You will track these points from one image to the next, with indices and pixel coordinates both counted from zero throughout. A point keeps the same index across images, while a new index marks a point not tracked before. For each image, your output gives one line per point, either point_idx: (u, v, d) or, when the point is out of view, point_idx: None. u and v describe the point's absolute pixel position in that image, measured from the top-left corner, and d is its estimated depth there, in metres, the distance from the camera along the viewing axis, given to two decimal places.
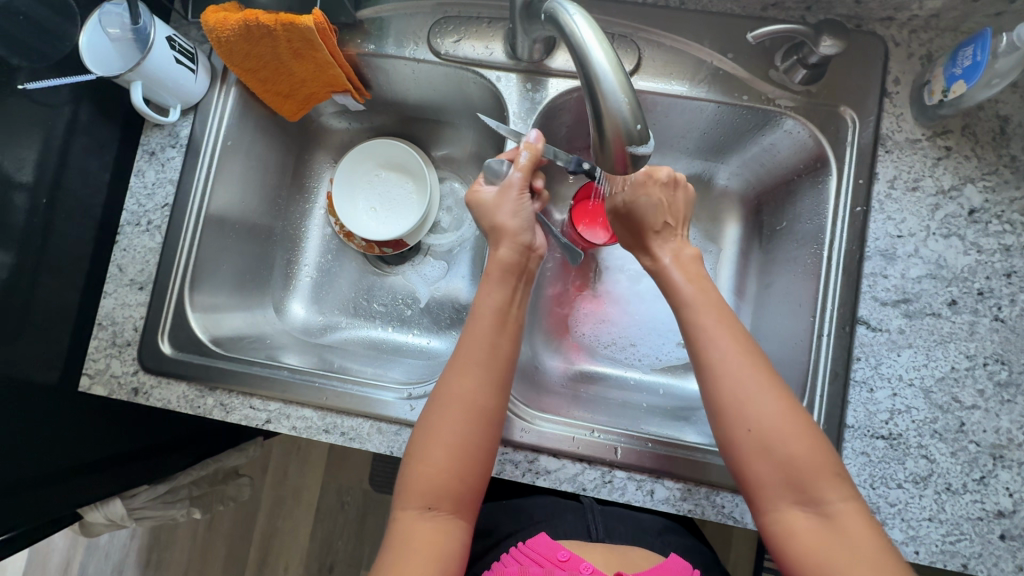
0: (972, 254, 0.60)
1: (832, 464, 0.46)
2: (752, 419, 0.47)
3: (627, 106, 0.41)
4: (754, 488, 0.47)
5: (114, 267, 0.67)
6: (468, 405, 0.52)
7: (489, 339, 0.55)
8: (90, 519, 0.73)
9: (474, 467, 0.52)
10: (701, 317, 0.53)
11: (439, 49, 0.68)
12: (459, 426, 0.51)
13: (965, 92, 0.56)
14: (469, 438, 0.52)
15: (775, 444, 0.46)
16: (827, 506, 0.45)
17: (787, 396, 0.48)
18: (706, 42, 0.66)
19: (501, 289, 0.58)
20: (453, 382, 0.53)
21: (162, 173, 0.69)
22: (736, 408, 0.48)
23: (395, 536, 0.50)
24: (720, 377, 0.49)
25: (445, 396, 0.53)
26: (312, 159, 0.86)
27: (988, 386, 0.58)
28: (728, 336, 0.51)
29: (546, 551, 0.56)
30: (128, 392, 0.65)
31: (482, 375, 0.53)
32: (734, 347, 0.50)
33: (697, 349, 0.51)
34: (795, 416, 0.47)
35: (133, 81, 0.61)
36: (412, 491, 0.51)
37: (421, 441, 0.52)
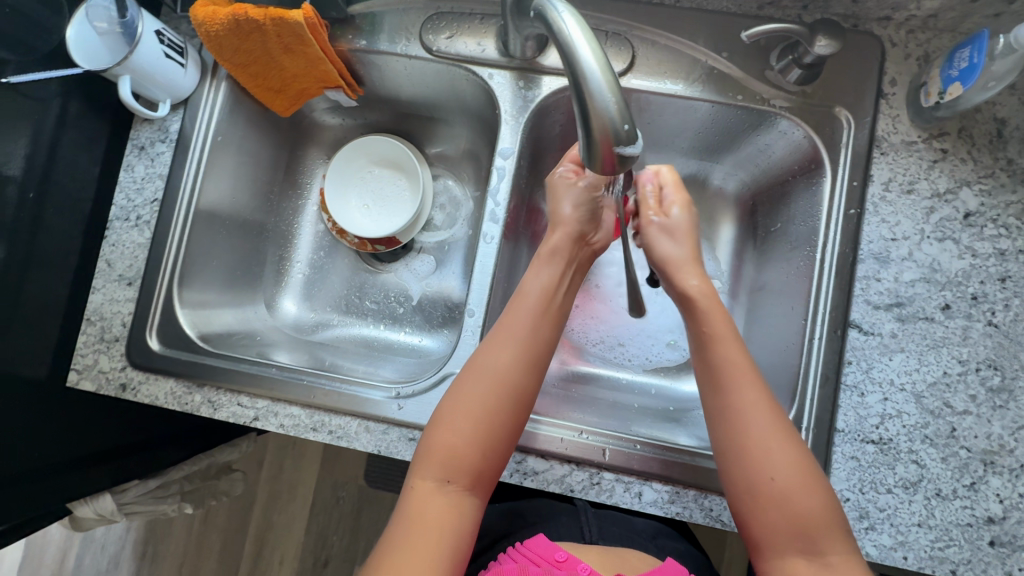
0: (967, 258, 0.59)
1: (840, 523, 0.48)
2: (775, 468, 0.49)
3: (613, 105, 0.41)
4: (760, 536, 0.49)
5: (103, 262, 0.67)
6: (505, 379, 0.54)
7: (535, 315, 0.58)
8: (80, 513, 0.74)
9: (496, 449, 0.52)
10: (732, 364, 0.53)
11: (432, 45, 0.68)
12: (492, 407, 0.53)
13: (961, 94, 0.55)
14: (503, 417, 0.53)
15: (793, 493, 0.48)
16: (831, 559, 0.47)
17: (805, 454, 0.50)
18: (702, 40, 0.65)
19: (547, 271, 0.61)
20: (487, 361, 0.55)
21: (151, 168, 0.69)
22: (755, 457, 0.49)
23: (406, 507, 0.50)
24: (744, 426, 0.51)
25: (479, 369, 0.54)
26: (305, 155, 0.85)
27: (980, 392, 0.58)
28: (755, 390, 0.52)
29: (543, 551, 0.54)
30: (116, 388, 0.65)
31: (519, 357, 0.55)
32: (759, 401, 0.51)
33: (726, 394, 0.52)
34: (811, 471, 0.49)
35: (121, 74, 0.60)
36: (431, 464, 0.51)
37: (446, 412, 0.53)
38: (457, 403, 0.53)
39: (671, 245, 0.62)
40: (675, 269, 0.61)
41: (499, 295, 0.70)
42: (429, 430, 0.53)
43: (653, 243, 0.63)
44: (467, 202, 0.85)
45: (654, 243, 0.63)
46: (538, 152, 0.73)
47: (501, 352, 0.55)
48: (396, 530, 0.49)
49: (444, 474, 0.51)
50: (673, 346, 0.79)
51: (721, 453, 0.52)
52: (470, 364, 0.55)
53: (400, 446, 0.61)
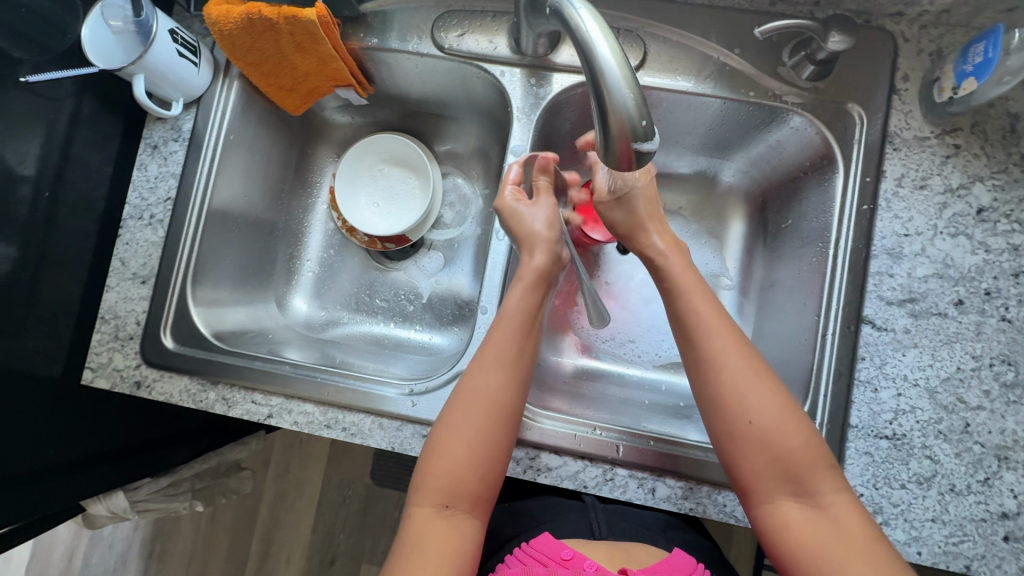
0: (980, 254, 0.59)
1: (825, 457, 0.49)
2: (750, 412, 0.49)
3: (632, 101, 0.41)
4: (750, 480, 0.49)
5: (118, 261, 0.68)
6: (493, 396, 0.54)
7: (518, 338, 0.57)
8: (93, 511, 0.74)
9: (491, 465, 0.53)
10: (698, 311, 0.54)
11: (443, 43, 0.68)
12: (485, 427, 0.53)
13: (975, 89, 0.55)
14: (496, 435, 0.53)
15: (772, 435, 0.48)
16: (821, 497, 0.47)
17: (783, 393, 0.50)
18: (714, 37, 0.65)
19: (533, 295, 0.60)
20: (476, 382, 0.55)
21: (164, 167, 0.69)
22: (732, 403, 0.50)
23: (409, 532, 0.50)
24: (719, 374, 0.51)
25: (469, 393, 0.54)
26: (315, 153, 0.85)
27: (994, 387, 0.58)
28: (726, 337, 0.52)
29: (549, 551, 0.55)
30: (130, 385, 0.65)
31: (507, 376, 0.55)
32: (731, 347, 0.51)
33: (695, 343, 0.53)
34: (789, 411, 0.49)
35: (136, 73, 0.61)
36: (431, 487, 0.52)
37: (442, 433, 0.53)
38: (450, 426, 0.53)
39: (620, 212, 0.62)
40: (634, 227, 0.62)
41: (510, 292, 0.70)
42: (424, 458, 0.53)
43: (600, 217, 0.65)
44: (476, 200, 0.85)
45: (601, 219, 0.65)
46: (548, 149, 0.73)
47: (488, 371, 0.55)
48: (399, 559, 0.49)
49: (444, 499, 0.51)
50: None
51: (700, 400, 0.52)
52: (461, 388, 0.55)
53: (414, 443, 0.61)
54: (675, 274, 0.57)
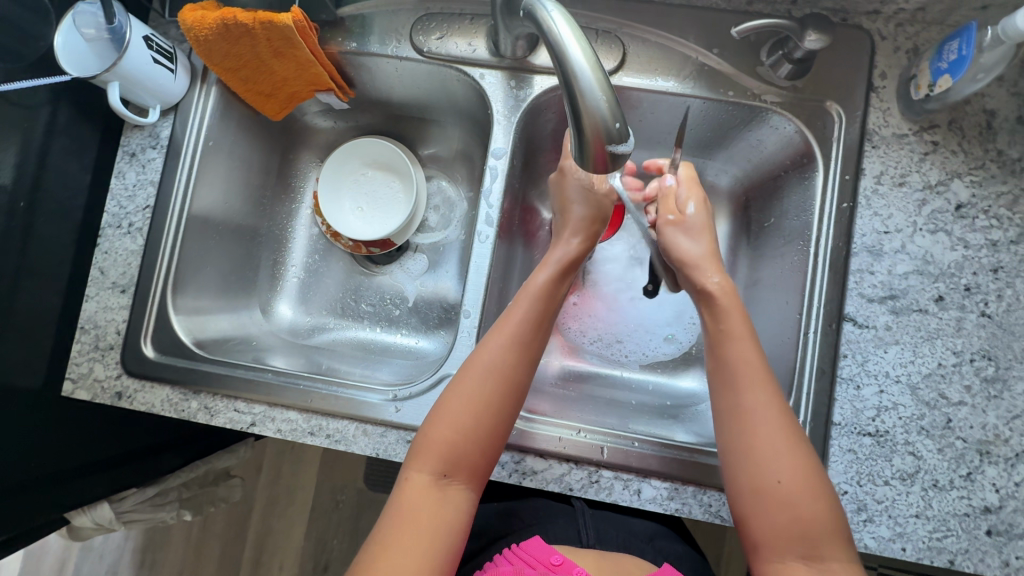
0: (959, 250, 0.60)
1: (841, 529, 0.48)
2: (783, 471, 0.48)
3: (604, 103, 0.41)
4: (763, 538, 0.48)
5: (96, 270, 0.67)
6: (502, 371, 0.54)
7: (533, 314, 0.58)
8: (78, 523, 0.73)
9: (494, 437, 0.53)
10: (744, 366, 0.53)
11: (422, 46, 0.68)
12: (491, 399, 0.53)
13: (951, 87, 0.56)
14: (498, 432, 0.53)
15: (799, 499, 0.48)
16: (830, 564, 0.47)
17: (811, 460, 0.49)
18: (692, 37, 0.65)
19: (557, 277, 0.61)
20: (487, 359, 0.55)
21: (142, 174, 0.68)
22: (765, 460, 0.49)
23: (399, 501, 0.51)
24: (755, 436, 0.50)
25: (479, 364, 0.55)
26: (298, 158, 0.85)
27: (974, 382, 0.58)
28: (767, 393, 0.51)
29: (539, 554, 0.55)
30: (111, 396, 0.64)
31: (517, 352, 0.55)
32: (771, 407, 0.51)
33: (737, 398, 0.52)
34: (817, 478, 0.49)
35: (110, 80, 0.60)
36: (428, 457, 0.52)
37: (444, 405, 0.54)
38: (457, 393, 0.54)
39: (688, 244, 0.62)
40: (696, 266, 0.61)
41: (495, 294, 0.70)
42: (426, 424, 0.54)
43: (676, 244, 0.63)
44: (461, 203, 0.85)
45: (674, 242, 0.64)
46: (531, 151, 0.73)
47: (500, 346, 0.55)
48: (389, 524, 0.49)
49: (441, 470, 0.52)
50: (671, 340, 0.79)
51: (729, 453, 0.51)
52: (474, 355, 0.56)
53: (399, 449, 0.61)
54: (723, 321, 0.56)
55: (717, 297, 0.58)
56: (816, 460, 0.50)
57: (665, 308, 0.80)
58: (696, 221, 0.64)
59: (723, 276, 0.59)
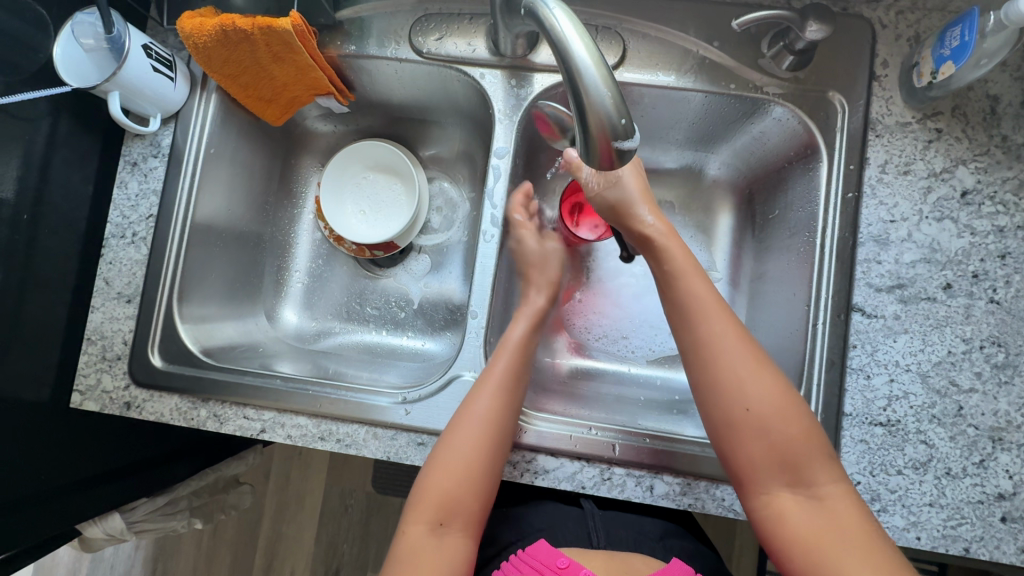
0: (966, 237, 0.59)
1: (825, 451, 0.49)
2: (750, 398, 0.49)
3: (609, 100, 0.41)
4: (748, 470, 0.50)
5: (101, 281, 0.67)
6: (489, 424, 0.56)
7: (515, 365, 0.60)
8: (90, 534, 0.73)
9: (483, 486, 0.55)
10: (698, 295, 0.54)
11: (421, 47, 0.67)
12: (478, 447, 0.55)
13: (954, 73, 0.55)
14: (488, 483, 0.55)
15: (771, 422, 0.49)
16: (819, 489, 0.48)
17: (783, 382, 0.50)
18: (692, 30, 0.65)
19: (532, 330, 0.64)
20: (472, 414, 0.56)
21: (145, 184, 0.68)
22: (729, 390, 0.50)
23: (399, 554, 0.52)
24: (717, 364, 0.51)
25: (468, 416, 0.56)
26: (299, 163, 0.85)
27: (985, 368, 0.58)
28: (723, 320, 0.53)
29: (546, 558, 0.57)
30: (120, 406, 0.64)
31: (503, 401, 0.57)
32: (730, 332, 0.52)
33: (696, 328, 0.53)
34: (789, 399, 0.50)
35: (110, 90, 0.60)
36: (426, 508, 0.53)
37: (439, 454, 0.56)
38: (447, 448, 0.55)
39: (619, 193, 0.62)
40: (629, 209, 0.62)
41: (501, 294, 0.69)
42: (422, 475, 0.55)
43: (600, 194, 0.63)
44: (463, 204, 0.85)
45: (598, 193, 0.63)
46: (532, 149, 0.73)
47: (486, 399, 0.57)
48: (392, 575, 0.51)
49: (438, 518, 0.53)
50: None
51: (698, 388, 0.52)
52: (462, 410, 0.57)
53: (410, 452, 0.61)
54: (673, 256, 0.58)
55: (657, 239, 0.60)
56: (783, 377, 0.51)
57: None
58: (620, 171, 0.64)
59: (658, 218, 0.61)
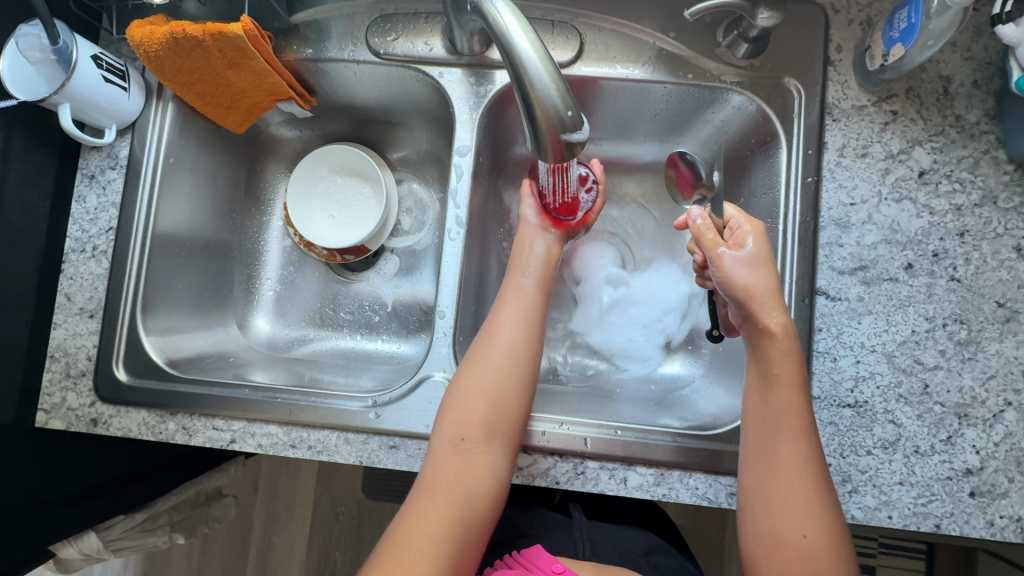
0: (925, 217, 0.60)
1: None
2: (807, 525, 0.48)
3: (555, 93, 0.41)
4: None
5: (63, 296, 0.66)
6: (513, 343, 0.59)
7: (531, 287, 0.64)
8: (64, 555, 0.72)
9: (508, 410, 0.57)
10: (782, 410, 0.52)
11: (379, 48, 0.67)
12: (503, 362, 0.58)
13: (904, 55, 0.56)
14: (508, 409, 0.57)
15: (822, 556, 0.47)
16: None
17: (834, 516, 0.49)
18: (648, 22, 0.65)
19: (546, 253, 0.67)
20: (498, 325, 0.60)
21: (103, 197, 0.67)
22: (785, 511, 0.49)
23: (432, 461, 0.54)
24: (779, 477, 0.50)
25: (490, 332, 0.60)
26: (265, 170, 0.84)
27: (948, 346, 0.59)
28: (800, 443, 0.51)
29: (539, 560, 0.55)
30: (86, 423, 0.63)
31: (521, 318, 0.61)
32: (803, 461, 0.50)
33: (772, 443, 0.51)
34: (839, 536, 0.48)
35: (59, 103, 0.59)
36: (446, 426, 0.56)
37: (466, 368, 0.58)
38: (471, 370, 0.58)
39: (748, 278, 0.54)
40: (755, 298, 0.54)
41: (471, 293, 0.69)
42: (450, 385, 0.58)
43: (729, 271, 0.55)
44: (433, 204, 0.85)
45: (728, 273, 0.55)
46: (497, 147, 0.73)
47: (513, 323, 0.61)
48: (420, 486, 0.53)
49: (464, 425, 0.55)
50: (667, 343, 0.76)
51: (748, 492, 0.52)
52: (485, 338, 0.60)
53: (382, 455, 0.60)
54: (767, 365, 0.53)
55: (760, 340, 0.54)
56: (840, 515, 0.50)
57: (653, 312, 0.77)
58: (757, 253, 0.55)
59: (786, 317, 0.53)
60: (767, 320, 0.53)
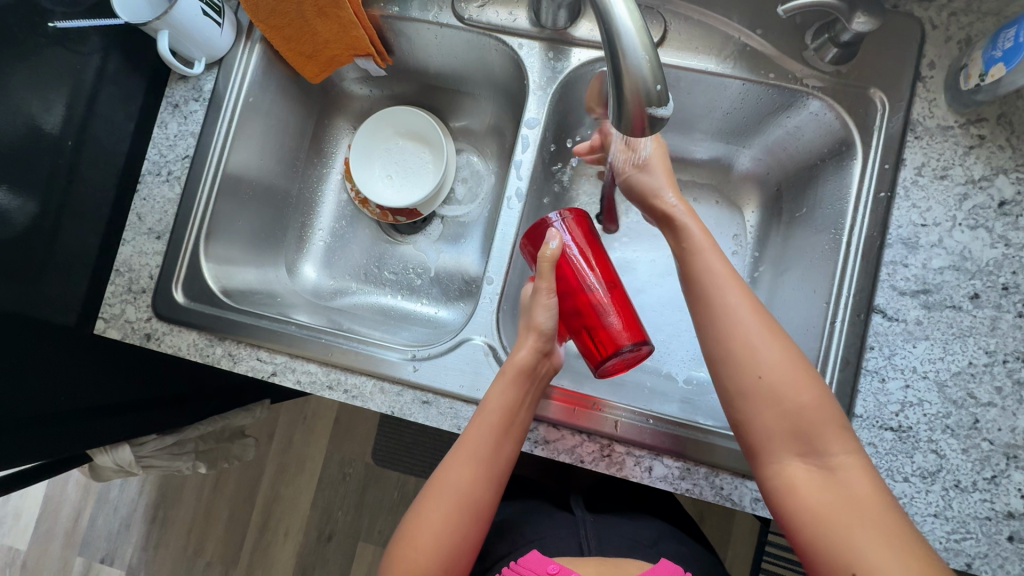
0: (999, 248, 0.58)
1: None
2: (759, 366, 0.49)
3: (646, 64, 0.41)
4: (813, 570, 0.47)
5: (134, 216, 0.69)
6: (463, 499, 0.54)
7: (493, 438, 0.55)
8: (100, 461, 0.76)
9: (458, 566, 0.53)
10: (765, 383, 0.49)
11: (463, 13, 0.68)
12: (452, 519, 0.53)
13: (1004, 76, 0.54)
14: (461, 560, 0.53)
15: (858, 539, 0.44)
16: (831, 459, 0.48)
17: (791, 350, 0.50)
18: (736, 16, 0.64)
19: (513, 391, 0.56)
20: (450, 474, 0.54)
21: (184, 126, 0.70)
22: (745, 357, 0.50)
23: None
24: (735, 329, 0.51)
25: (444, 483, 0.54)
26: (332, 124, 0.86)
27: (1006, 384, 0.57)
28: (794, 394, 0.48)
29: (536, 566, 0.56)
30: (140, 337, 0.66)
31: (479, 469, 0.54)
32: (747, 309, 0.51)
33: (752, 417, 0.49)
34: (887, 524, 0.44)
35: (160, 29, 0.62)
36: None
37: (414, 520, 0.54)
38: (416, 531, 0.53)
39: (645, 181, 0.60)
40: (654, 198, 0.60)
41: (517, 265, 0.70)
42: (398, 535, 0.54)
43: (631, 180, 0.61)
44: (489, 177, 0.86)
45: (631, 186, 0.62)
46: (564, 125, 0.73)
47: (462, 467, 0.54)
48: None
49: None
50: (669, 347, 0.76)
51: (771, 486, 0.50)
52: (433, 481, 0.55)
53: (414, 409, 0.62)
54: (768, 368, 0.49)
55: (746, 360, 0.50)
56: (894, 510, 0.46)
57: (684, 321, 0.77)
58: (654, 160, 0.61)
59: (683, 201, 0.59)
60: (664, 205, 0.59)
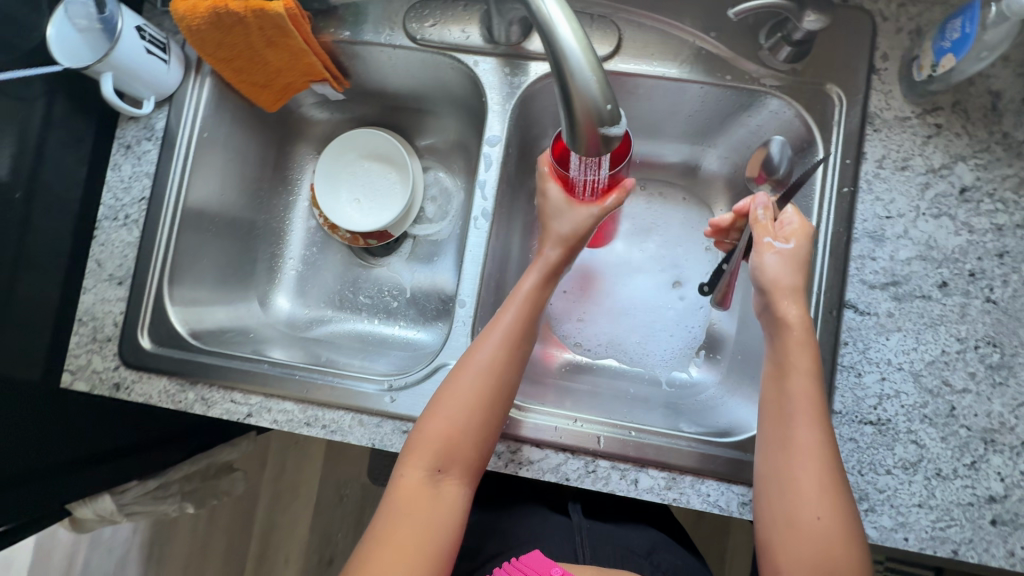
0: (963, 235, 0.58)
1: None
2: (820, 507, 0.46)
3: (595, 83, 0.41)
4: None
5: (94, 262, 0.68)
6: (491, 371, 0.55)
7: (520, 317, 0.58)
8: (79, 515, 0.72)
9: (485, 436, 0.54)
10: (817, 519, 0.46)
11: (416, 34, 0.67)
12: (481, 389, 0.54)
13: (954, 66, 0.54)
14: (488, 430, 0.55)
15: None
16: None
17: (848, 503, 0.47)
18: (689, 21, 0.64)
19: (543, 282, 0.61)
20: (478, 355, 0.56)
21: (138, 167, 0.69)
22: (802, 493, 0.47)
23: (394, 502, 0.51)
24: (801, 457, 0.48)
25: (470, 363, 0.56)
26: (294, 151, 0.85)
27: (979, 369, 0.57)
28: (842, 540, 0.45)
29: (539, 566, 0.53)
30: (109, 387, 0.65)
31: (506, 344, 0.56)
32: (823, 442, 0.48)
33: (784, 547, 0.47)
34: None
35: (103, 71, 0.60)
36: (423, 453, 0.53)
37: (440, 398, 0.55)
38: (444, 404, 0.54)
39: (774, 272, 0.54)
40: (774, 287, 0.53)
41: (491, 284, 0.69)
42: (423, 417, 0.55)
43: (761, 259, 0.54)
44: (458, 194, 0.85)
45: (763, 262, 0.54)
46: (527, 138, 0.72)
47: (490, 348, 0.56)
48: (383, 523, 0.50)
49: (437, 465, 0.52)
50: (650, 355, 0.75)
51: None
52: (460, 363, 0.56)
53: (395, 439, 0.61)
54: (827, 509, 0.46)
55: (803, 489, 0.47)
56: None
57: (658, 320, 0.76)
58: (797, 253, 0.54)
59: (805, 311, 0.52)
60: (779, 308, 0.53)
